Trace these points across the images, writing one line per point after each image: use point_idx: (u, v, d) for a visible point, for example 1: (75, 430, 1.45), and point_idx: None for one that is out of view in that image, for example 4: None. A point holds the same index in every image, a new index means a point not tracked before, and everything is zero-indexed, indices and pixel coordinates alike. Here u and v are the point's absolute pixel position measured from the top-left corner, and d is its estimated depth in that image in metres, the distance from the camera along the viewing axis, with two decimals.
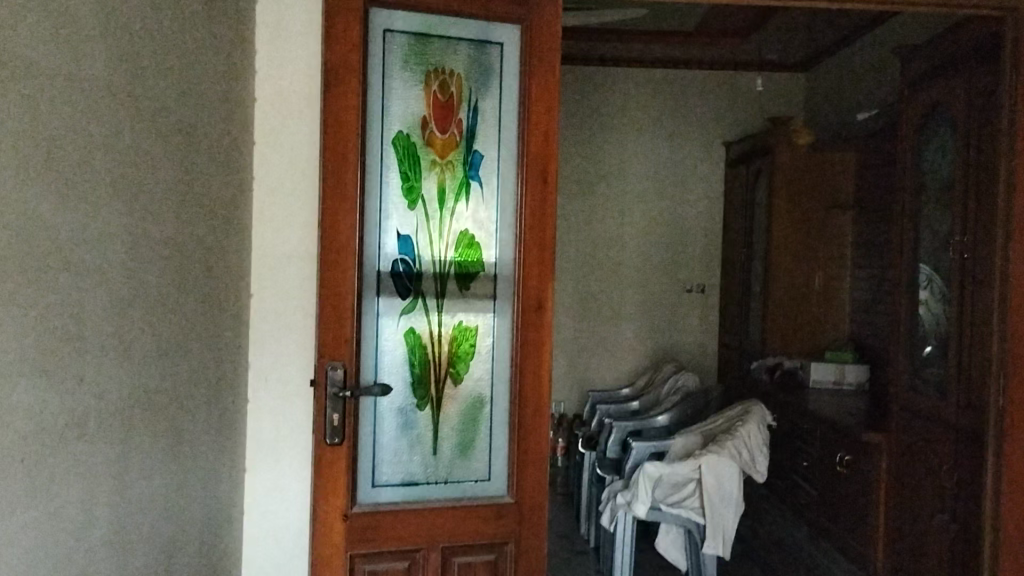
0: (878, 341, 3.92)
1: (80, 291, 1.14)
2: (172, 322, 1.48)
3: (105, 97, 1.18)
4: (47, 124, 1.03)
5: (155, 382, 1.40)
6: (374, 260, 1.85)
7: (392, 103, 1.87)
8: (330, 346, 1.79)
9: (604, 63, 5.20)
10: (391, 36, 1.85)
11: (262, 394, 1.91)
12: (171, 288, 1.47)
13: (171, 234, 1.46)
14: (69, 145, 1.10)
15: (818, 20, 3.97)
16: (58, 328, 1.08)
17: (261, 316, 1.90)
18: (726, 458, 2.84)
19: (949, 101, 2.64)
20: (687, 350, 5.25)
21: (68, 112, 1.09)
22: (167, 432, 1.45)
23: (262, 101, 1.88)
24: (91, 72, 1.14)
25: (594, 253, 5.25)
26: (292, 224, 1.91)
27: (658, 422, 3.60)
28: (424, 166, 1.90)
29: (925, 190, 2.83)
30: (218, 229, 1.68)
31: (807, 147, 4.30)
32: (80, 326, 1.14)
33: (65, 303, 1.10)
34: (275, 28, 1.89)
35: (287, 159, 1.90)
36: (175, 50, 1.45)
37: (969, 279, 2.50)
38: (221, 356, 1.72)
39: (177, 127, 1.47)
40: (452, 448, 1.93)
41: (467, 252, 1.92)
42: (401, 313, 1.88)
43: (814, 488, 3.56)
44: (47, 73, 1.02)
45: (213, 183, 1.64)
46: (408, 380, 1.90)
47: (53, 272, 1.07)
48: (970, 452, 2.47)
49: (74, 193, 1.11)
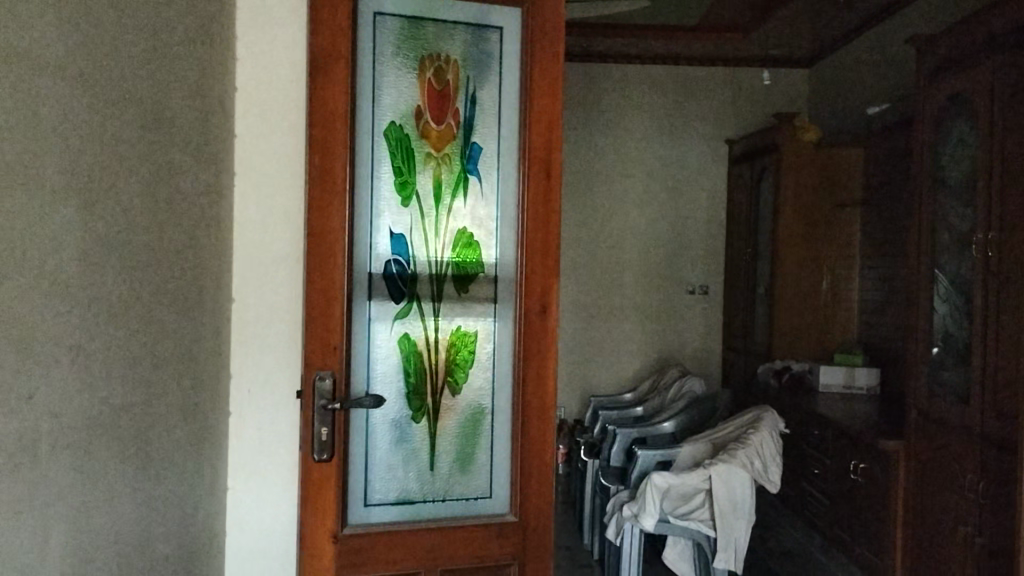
0: (889, 344, 3.79)
1: (42, 301, 1.01)
2: (145, 329, 1.35)
3: (71, 82, 1.05)
4: (6, 110, 0.90)
5: (125, 398, 1.27)
6: (365, 261, 1.71)
7: (384, 91, 1.73)
8: (318, 354, 1.65)
9: (603, 59, 5.08)
10: (382, 20, 1.72)
11: (246, 407, 1.77)
12: (143, 294, 1.33)
13: (144, 234, 1.33)
14: (32, 135, 0.96)
15: (827, 10, 3.85)
16: (17, 342, 0.95)
17: (244, 322, 1.77)
18: (738, 467, 2.71)
19: (971, 91, 2.51)
20: (691, 353, 5.13)
21: (31, 101, 0.96)
22: (138, 453, 1.32)
23: (243, 89, 1.75)
24: (55, 56, 1.01)
25: (594, 254, 5.12)
26: (276, 223, 1.77)
27: (662, 429, 3.47)
28: (419, 160, 1.76)
29: (944, 185, 2.71)
30: (194, 228, 1.55)
31: (813, 143, 4.17)
32: (44, 338, 1.01)
33: (26, 313, 0.97)
34: (258, 11, 1.75)
35: (270, 152, 1.76)
36: (150, 32, 1.32)
37: (995, 278, 2.38)
38: (198, 365, 1.59)
39: (152, 119, 1.34)
40: (450, 463, 1.79)
41: (466, 252, 1.78)
42: (395, 319, 1.75)
43: (826, 496, 3.43)
44: (7, 54, 0.90)
45: (189, 178, 1.51)
46: (403, 390, 1.77)
47: (14, 280, 0.94)
48: (1000, 460, 2.35)
49: (37, 189, 0.98)
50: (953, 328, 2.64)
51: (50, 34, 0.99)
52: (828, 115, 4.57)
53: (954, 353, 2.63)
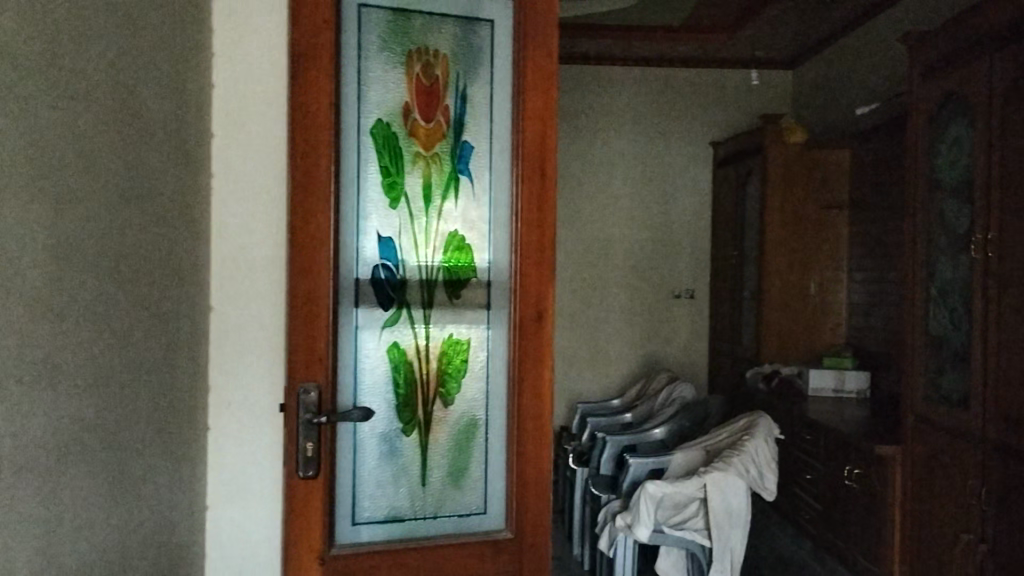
0: (879, 346, 3.75)
1: (12, 311, 0.92)
2: (117, 342, 1.25)
3: (39, 71, 0.97)
4: None
5: (97, 414, 1.18)
6: (352, 266, 1.63)
7: (370, 87, 1.65)
8: (303, 365, 1.57)
9: (586, 61, 5.01)
10: (367, 12, 1.64)
11: (226, 422, 1.68)
12: (114, 303, 1.24)
13: (115, 238, 1.24)
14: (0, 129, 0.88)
15: (814, 8, 3.81)
16: None
17: (222, 333, 1.67)
18: (733, 475, 2.64)
19: (967, 88, 2.46)
20: (677, 358, 5.07)
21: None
22: (111, 474, 1.23)
23: (220, 85, 1.65)
24: (22, 43, 0.92)
25: (579, 259, 5.04)
26: (256, 227, 1.67)
27: (653, 436, 3.40)
28: (408, 160, 1.68)
29: (940, 184, 2.65)
30: (168, 233, 1.46)
31: (800, 144, 4.13)
32: (12, 351, 0.93)
33: None
34: (234, 3, 1.66)
35: (249, 153, 1.67)
36: (121, 21, 1.23)
37: (995, 279, 2.33)
38: (173, 378, 1.49)
39: (122, 115, 1.25)
40: (443, 478, 1.71)
41: (457, 256, 1.70)
42: (383, 327, 1.66)
43: (819, 503, 3.38)
44: None
45: (162, 180, 1.42)
46: (392, 402, 1.68)
47: None
48: (1003, 464, 2.30)
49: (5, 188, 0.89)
50: (951, 331, 2.58)
51: (14, 20, 0.90)
52: (815, 116, 4.53)
53: (952, 357, 2.58)
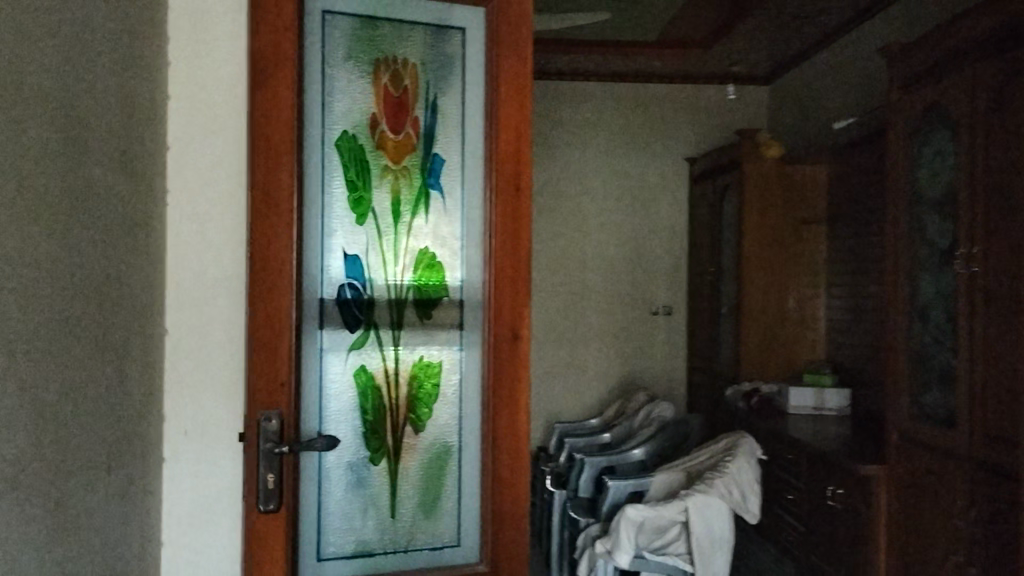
0: (859, 363, 3.70)
1: None
2: (64, 374, 1.16)
3: None
4: None
5: (43, 453, 1.09)
6: (316, 285, 1.54)
7: (336, 97, 1.56)
8: (263, 392, 1.47)
9: (561, 76, 4.96)
10: (332, 18, 1.55)
11: (182, 451, 1.58)
12: (61, 334, 1.15)
13: (62, 262, 1.15)
14: None
15: (790, 21, 3.78)
16: None
17: (178, 357, 1.57)
18: (715, 498, 2.56)
19: (948, 99, 2.42)
20: (655, 376, 5.00)
21: None
22: (58, 518, 1.14)
23: (175, 95, 1.56)
24: None
25: (555, 277, 4.98)
26: (215, 245, 1.58)
27: (633, 456, 3.33)
28: (375, 174, 1.60)
29: (922, 199, 2.61)
30: (116, 252, 1.37)
31: (776, 159, 4.09)
32: None
33: None
34: (191, 9, 1.57)
35: (205, 167, 1.57)
36: (68, 29, 1.15)
37: (981, 294, 2.28)
38: (123, 408, 1.40)
39: (69, 131, 1.16)
40: (414, 509, 1.62)
41: (428, 274, 1.62)
42: (350, 349, 1.57)
43: (802, 523, 3.31)
44: None
45: (109, 195, 1.33)
46: (360, 429, 1.59)
47: None
48: (991, 486, 2.25)
49: None
50: (935, 348, 2.53)
51: None
52: (791, 131, 4.50)
53: (937, 375, 2.52)
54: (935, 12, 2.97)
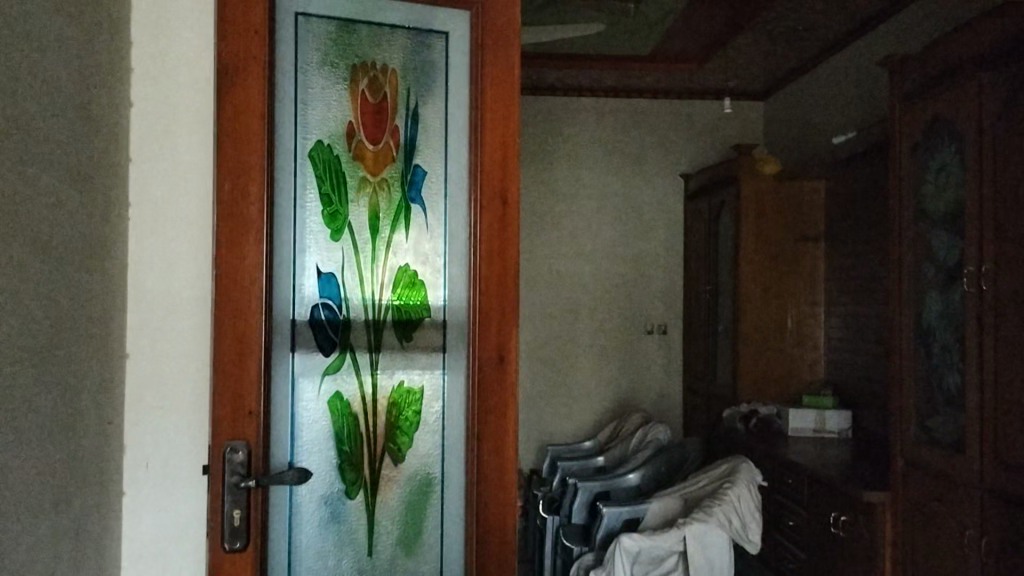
0: (860, 384, 3.60)
1: None
2: (11, 405, 1.06)
3: None
4: None
5: None
6: (287, 305, 1.44)
7: (310, 105, 1.47)
8: (229, 420, 1.37)
9: (554, 91, 4.89)
10: (306, 21, 1.46)
11: (142, 484, 1.47)
12: (7, 361, 1.05)
13: (8, 281, 1.05)
14: None
15: (786, 32, 3.71)
16: None
17: (139, 383, 1.46)
18: (714, 527, 2.44)
19: (954, 111, 2.33)
20: (651, 397, 4.90)
21: None
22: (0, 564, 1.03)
23: (138, 103, 1.47)
24: None
25: (549, 295, 4.88)
26: (179, 262, 1.47)
27: (627, 481, 3.22)
28: (352, 186, 1.50)
29: (926, 214, 2.51)
30: (73, 271, 1.27)
31: (773, 175, 4.01)
32: None
33: None
34: (156, 11, 1.48)
35: (170, 179, 1.47)
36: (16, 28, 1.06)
37: (990, 314, 2.18)
38: (78, 440, 1.29)
39: (18, 140, 1.07)
40: (393, 544, 1.52)
41: (408, 293, 1.52)
42: (324, 374, 1.47)
43: (803, 551, 3.20)
44: None
45: (63, 210, 1.23)
46: (335, 460, 1.48)
47: None
48: (1003, 515, 2.14)
49: None
50: (943, 369, 2.43)
51: None
52: (789, 146, 4.42)
53: (945, 397, 2.42)
54: (939, 23, 2.90)
